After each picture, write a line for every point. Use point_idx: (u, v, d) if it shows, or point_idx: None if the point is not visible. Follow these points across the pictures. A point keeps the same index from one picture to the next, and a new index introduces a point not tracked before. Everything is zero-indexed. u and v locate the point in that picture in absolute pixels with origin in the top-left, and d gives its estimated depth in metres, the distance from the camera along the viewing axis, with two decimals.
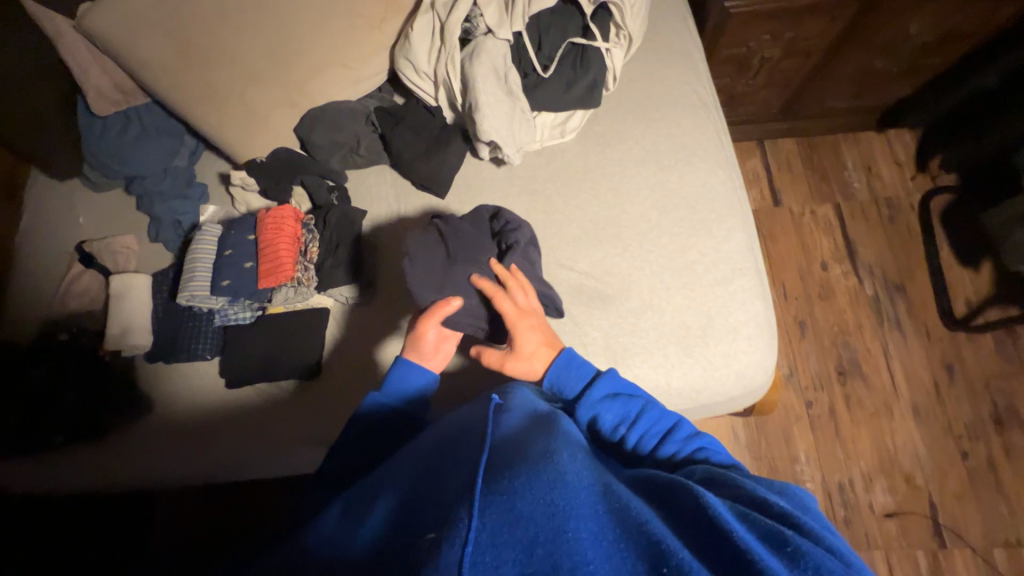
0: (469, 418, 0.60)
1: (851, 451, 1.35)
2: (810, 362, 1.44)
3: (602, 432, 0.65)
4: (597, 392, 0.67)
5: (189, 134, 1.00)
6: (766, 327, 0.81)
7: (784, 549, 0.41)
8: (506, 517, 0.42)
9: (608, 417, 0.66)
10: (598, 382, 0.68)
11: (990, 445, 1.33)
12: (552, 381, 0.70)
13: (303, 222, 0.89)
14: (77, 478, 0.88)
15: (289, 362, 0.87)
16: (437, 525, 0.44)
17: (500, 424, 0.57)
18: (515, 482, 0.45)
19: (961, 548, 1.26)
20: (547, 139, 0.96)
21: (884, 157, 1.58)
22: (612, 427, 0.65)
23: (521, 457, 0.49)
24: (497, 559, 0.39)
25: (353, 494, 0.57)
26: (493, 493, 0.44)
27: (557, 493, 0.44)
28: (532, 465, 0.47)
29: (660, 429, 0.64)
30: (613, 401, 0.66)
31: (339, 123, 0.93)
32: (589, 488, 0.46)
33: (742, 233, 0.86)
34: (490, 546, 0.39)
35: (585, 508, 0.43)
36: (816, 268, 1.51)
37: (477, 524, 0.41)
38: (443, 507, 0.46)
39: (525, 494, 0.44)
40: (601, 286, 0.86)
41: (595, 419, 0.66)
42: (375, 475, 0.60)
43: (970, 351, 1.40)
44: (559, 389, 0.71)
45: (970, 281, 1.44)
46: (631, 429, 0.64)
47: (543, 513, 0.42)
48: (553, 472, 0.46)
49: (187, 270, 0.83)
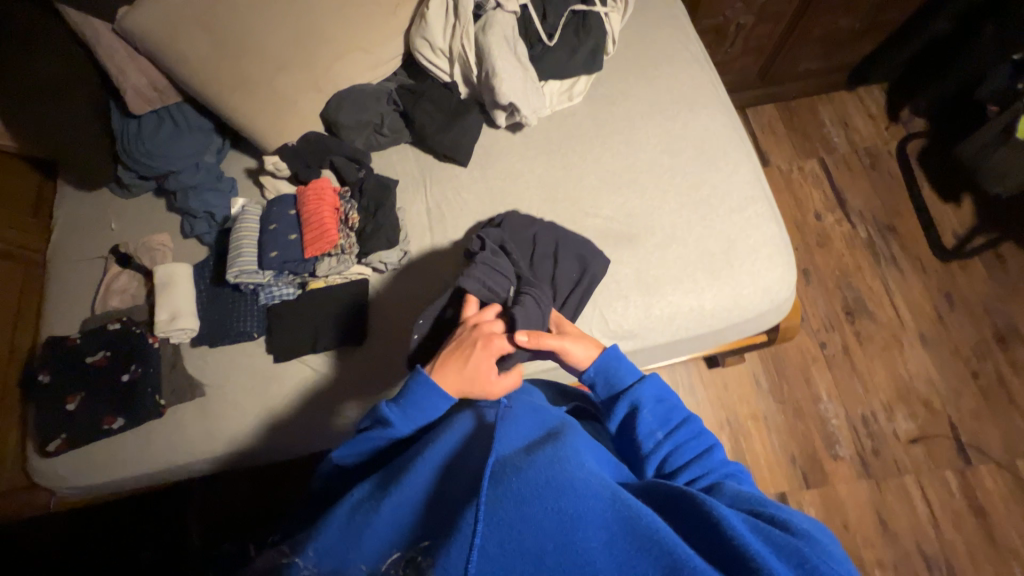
0: (480, 424, 0.60)
1: (869, 385, 1.41)
2: (818, 305, 1.50)
3: (636, 431, 0.68)
4: (643, 393, 0.69)
5: (217, 134, 1.05)
6: (782, 245, 0.87)
7: (800, 566, 0.47)
8: (512, 523, 0.45)
9: (648, 419, 0.68)
10: (645, 383, 0.70)
11: (997, 362, 1.39)
12: (597, 370, 0.71)
13: (340, 195, 0.95)
14: (134, 465, 0.88)
15: (334, 331, 0.90)
16: (442, 527, 0.48)
17: (511, 427, 0.58)
18: (522, 487, 0.47)
19: (987, 463, 1.31)
20: (556, 105, 1.03)
21: (858, 111, 1.69)
22: (649, 431, 0.67)
23: (528, 459, 0.51)
24: (506, 563, 0.44)
25: (376, 483, 0.54)
26: (500, 499, 0.47)
27: (566, 502, 0.46)
28: (544, 467, 0.49)
29: (695, 442, 0.67)
30: (655, 404, 0.69)
31: (364, 103, 0.99)
32: (599, 495, 0.48)
33: (748, 167, 0.93)
34: (496, 554, 0.44)
35: (596, 515, 0.46)
36: (811, 218, 1.59)
37: (483, 530, 0.45)
38: (447, 513, 0.49)
39: (533, 502, 0.46)
40: (625, 228, 0.91)
41: (634, 415, 0.69)
42: (406, 455, 0.59)
43: (965, 278, 1.48)
44: (604, 379, 0.71)
45: (954, 214, 1.54)
46: (666, 437, 0.67)
47: (550, 521, 0.45)
48: (562, 480, 0.48)
49: (233, 247, 0.89)
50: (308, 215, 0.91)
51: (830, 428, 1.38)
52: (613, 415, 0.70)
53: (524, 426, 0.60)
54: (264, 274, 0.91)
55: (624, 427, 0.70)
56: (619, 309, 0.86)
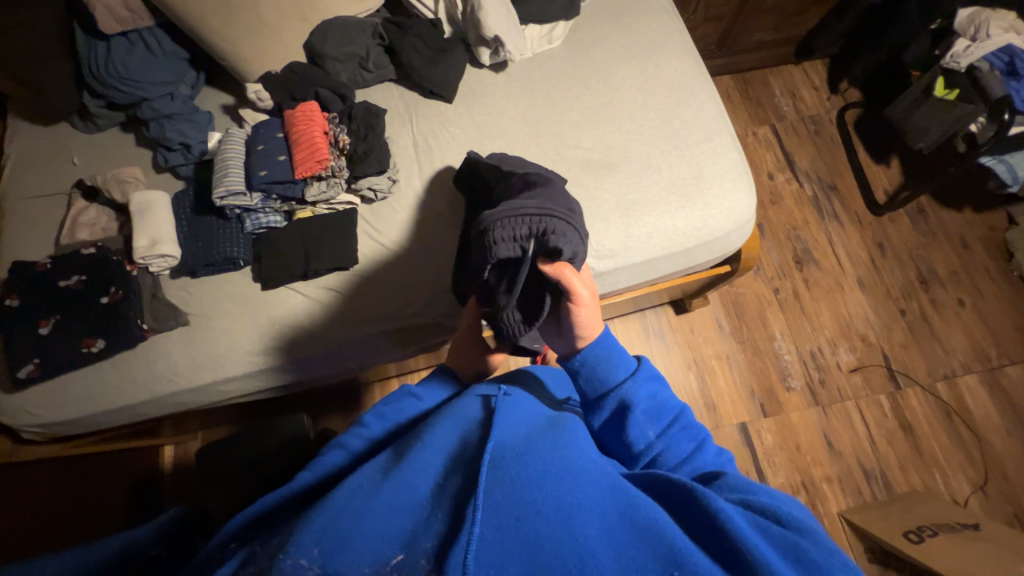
0: (486, 411, 0.62)
1: (816, 324, 1.57)
2: (771, 256, 1.64)
3: (626, 430, 0.66)
4: (637, 394, 0.67)
5: (192, 69, 1.03)
6: (743, 172, 0.97)
7: (799, 560, 0.46)
8: (511, 511, 0.46)
9: (640, 419, 0.66)
10: (635, 379, 0.69)
11: (921, 301, 1.58)
12: (585, 357, 0.70)
13: (328, 119, 0.96)
14: (117, 394, 0.86)
15: (325, 257, 0.90)
16: (445, 522, 0.47)
17: (511, 417, 0.60)
18: (522, 472, 0.50)
19: (914, 387, 1.49)
20: (537, 48, 1.07)
21: (803, 83, 1.85)
22: (640, 431, 0.65)
23: (525, 447, 0.54)
24: (505, 549, 0.43)
25: (391, 456, 0.57)
26: (499, 483, 0.49)
27: (564, 490, 0.48)
28: (544, 457, 0.52)
29: (687, 439, 0.67)
30: (649, 402, 0.68)
31: (350, 37, 1.00)
32: (599, 485, 0.51)
33: (712, 104, 1.02)
34: (495, 540, 0.44)
35: (596, 505, 0.48)
36: (764, 178, 1.74)
37: (482, 516, 0.45)
38: (443, 500, 0.50)
39: (533, 488, 0.48)
40: (604, 158, 0.97)
41: (625, 413, 0.67)
42: (415, 433, 0.61)
43: (894, 229, 1.66)
44: (590, 370, 0.70)
45: (885, 174, 1.72)
46: (657, 437, 0.66)
47: (551, 508, 0.46)
48: (563, 471, 0.51)
49: (220, 169, 0.89)
50: (298, 135, 0.91)
51: (784, 363, 1.52)
52: (603, 411, 0.69)
53: (522, 414, 0.62)
54: (251, 197, 0.90)
55: (613, 426, 0.68)
56: (602, 230, 0.92)
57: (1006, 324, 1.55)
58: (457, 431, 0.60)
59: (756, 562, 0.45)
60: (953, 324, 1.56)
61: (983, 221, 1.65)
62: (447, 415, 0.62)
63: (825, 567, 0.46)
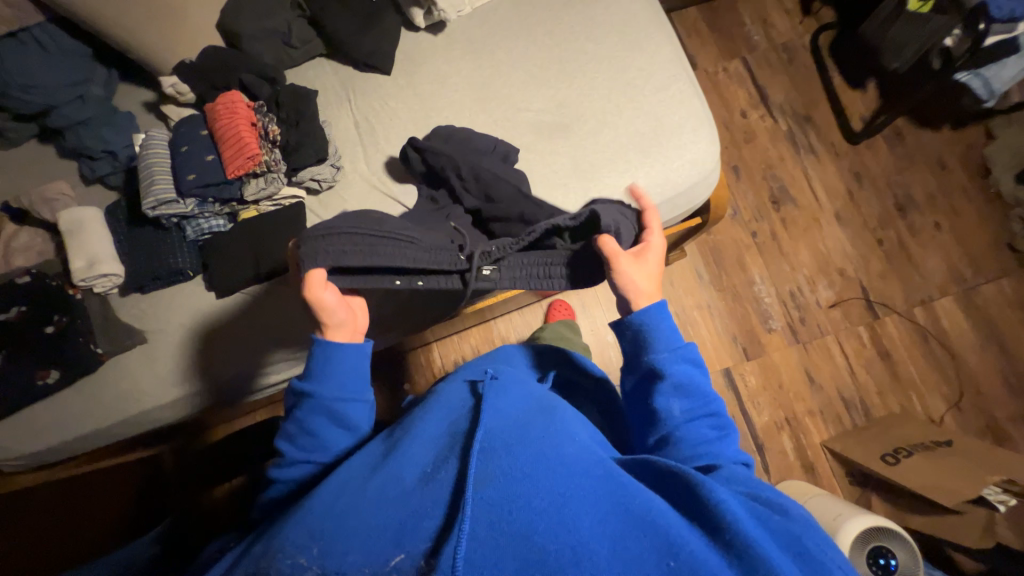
0: (475, 401, 0.62)
1: (794, 263, 1.56)
2: (748, 199, 1.61)
3: (652, 399, 0.66)
4: (677, 365, 0.66)
5: (99, 63, 0.95)
6: (705, 119, 0.92)
7: (801, 555, 0.47)
8: (502, 507, 0.45)
9: (671, 388, 0.65)
10: (676, 350, 0.67)
11: (899, 229, 1.57)
12: (640, 317, 0.68)
13: (255, 110, 0.88)
14: (88, 420, 0.85)
15: (276, 255, 0.86)
16: (442, 518, 0.46)
17: (500, 402, 0.59)
18: (512, 461, 0.49)
19: (892, 315, 1.51)
20: (475, 1, 0.98)
21: (774, 7, 1.74)
22: (666, 401, 0.64)
23: (516, 436, 0.53)
24: (496, 546, 0.42)
25: (383, 450, 0.58)
26: (489, 478, 0.48)
27: (556, 480, 0.48)
28: (538, 447, 0.51)
29: (712, 427, 0.65)
30: (689, 375, 0.66)
31: (266, 10, 0.91)
32: (590, 473, 0.50)
33: (669, 46, 0.95)
34: (487, 539, 0.43)
35: (589, 493, 0.48)
36: (737, 116, 1.67)
37: (472, 512, 0.45)
38: (434, 493, 0.49)
39: (523, 481, 0.47)
40: (558, 118, 0.92)
41: (655, 380, 0.66)
42: (404, 429, 0.62)
43: (871, 156, 1.62)
44: (636, 331, 0.68)
45: (861, 99, 1.66)
46: (682, 413, 0.64)
47: (545, 501, 0.45)
48: (556, 460, 0.50)
49: (144, 177, 0.83)
50: (222, 131, 0.85)
51: (764, 306, 1.53)
52: (635, 373, 0.68)
53: (511, 396, 0.62)
54: (185, 204, 0.85)
55: (640, 393, 0.68)
56: (560, 200, 0.88)
57: (983, 243, 1.55)
58: (444, 423, 0.61)
59: (756, 552, 0.44)
60: (930, 248, 1.55)
61: (960, 138, 1.61)
62: (436, 407, 0.64)
63: (824, 562, 0.47)
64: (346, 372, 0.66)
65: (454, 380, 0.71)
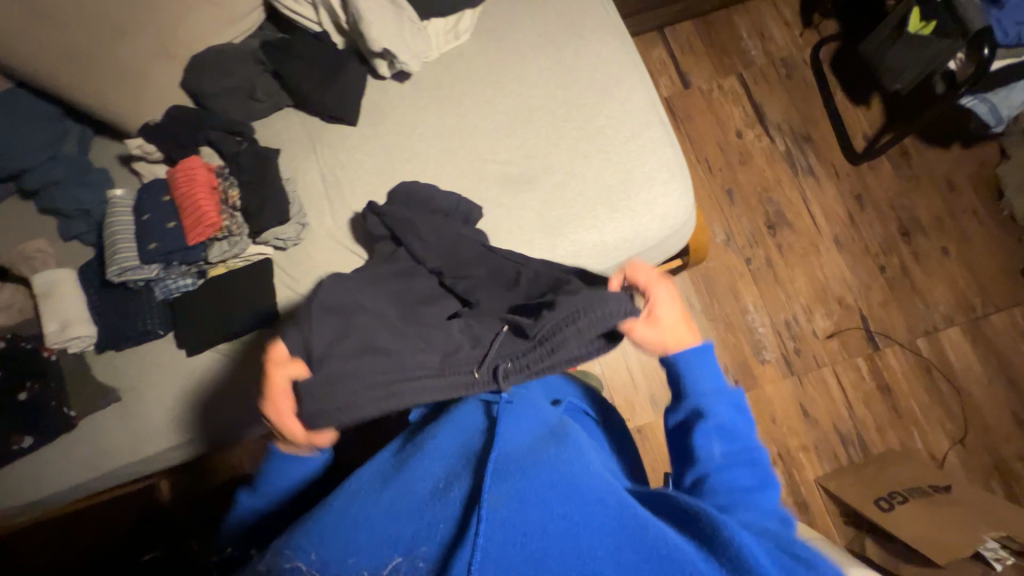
0: (485, 422, 0.64)
1: (790, 291, 1.50)
2: (742, 224, 1.55)
3: (692, 438, 0.62)
4: (721, 406, 0.63)
5: (70, 119, 0.96)
6: (678, 170, 0.88)
7: None
8: (516, 527, 0.50)
9: (711, 430, 0.62)
10: (722, 393, 0.64)
11: (903, 255, 1.50)
12: (681, 360, 0.64)
13: (216, 171, 0.89)
14: (65, 479, 0.86)
15: (242, 316, 0.87)
16: (456, 525, 0.52)
17: (512, 429, 0.60)
18: (525, 484, 0.53)
19: (893, 346, 1.45)
20: (443, 46, 0.96)
21: (773, 20, 1.66)
22: (706, 441, 0.61)
23: (532, 460, 0.55)
24: (505, 561, 0.48)
25: (398, 460, 0.62)
26: (502, 498, 0.51)
27: (570, 507, 0.51)
28: (552, 471, 0.54)
29: (753, 475, 0.60)
30: (732, 419, 0.63)
31: (227, 66, 0.90)
32: (604, 500, 0.52)
33: (642, 91, 0.92)
34: (497, 555, 0.48)
35: (599, 518, 0.51)
36: (733, 136, 1.60)
37: (485, 527, 0.49)
38: (447, 507, 0.53)
39: (535, 504, 0.51)
40: (523, 170, 0.90)
41: (696, 420, 0.63)
42: (414, 447, 0.63)
43: (874, 177, 1.55)
44: (677, 371, 0.64)
45: (864, 116, 1.58)
46: (722, 456, 0.61)
47: (555, 525, 0.50)
48: (568, 484, 0.53)
49: (109, 245, 0.86)
50: (183, 199, 0.86)
51: (757, 336, 1.48)
52: (676, 411, 0.65)
53: (523, 421, 0.62)
54: (150, 269, 0.87)
55: (680, 432, 0.64)
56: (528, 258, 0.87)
57: (993, 270, 1.47)
58: (459, 441, 0.62)
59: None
60: (936, 275, 1.48)
61: (972, 157, 1.53)
62: (447, 424, 0.65)
63: None
64: (296, 465, 0.66)
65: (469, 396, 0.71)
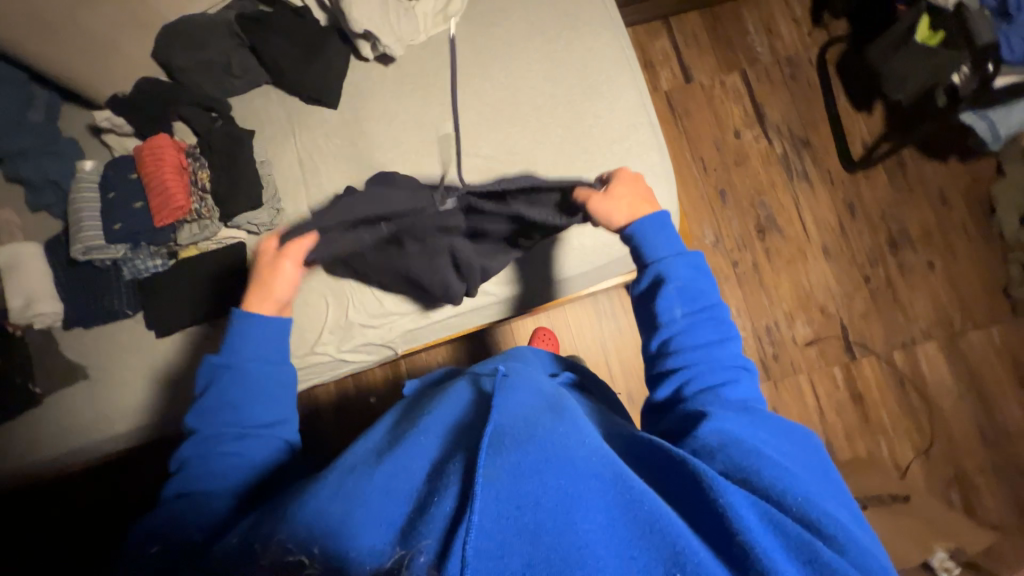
0: (478, 396, 0.57)
1: (774, 297, 1.50)
2: (732, 226, 1.54)
3: (655, 303, 0.63)
4: (681, 270, 0.64)
5: (37, 84, 0.91)
6: (663, 175, 0.86)
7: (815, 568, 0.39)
8: (509, 499, 0.41)
9: (672, 291, 0.63)
10: (682, 255, 0.65)
11: (888, 267, 1.50)
12: (639, 230, 0.67)
13: (185, 151, 0.86)
14: (28, 456, 0.86)
15: (212, 300, 0.86)
16: (451, 503, 0.43)
17: (507, 397, 0.53)
18: (518, 452, 0.44)
19: (869, 357, 1.47)
20: (430, 29, 0.92)
21: (782, 15, 1.61)
22: (668, 306, 0.63)
23: (527, 429, 0.47)
24: (501, 545, 0.39)
25: (388, 439, 0.54)
26: (497, 469, 0.43)
27: (563, 477, 0.42)
28: (546, 437, 0.46)
29: (714, 330, 0.62)
30: (692, 281, 0.64)
31: (202, 41, 0.87)
32: (599, 475, 0.44)
33: (633, 89, 0.89)
34: (491, 532, 0.39)
35: (597, 494, 0.42)
36: (730, 136, 1.57)
37: (479, 505, 0.40)
38: (440, 483, 0.45)
39: (531, 477, 0.42)
40: (505, 167, 0.88)
41: (659, 287, 0.64)
42: (401, 427, 0.57)
43: (868, 187, 1.53)
44: (639, 241, 0.67)
45: (865, 123, 1.55)
46: (685, 315, 0.62)
47: (550, 499, 0.41)
48: (561, 452, 0.45)
49: (73, 223, 0.83)
50: (151, 180, 0.83)
51: None
52: (641, 279, 0.67)
53: (522, 391, 0.55)
54: (117, 249, 0.85)
55: (644, 300, 0.66)
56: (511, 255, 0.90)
57: (976, 287, 1.48)
58: (455, 414, 0.55)
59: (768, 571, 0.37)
60: (919, 289, 1.48)
61: (967, 172, 1.51)
62: (443, 400, 0.58)
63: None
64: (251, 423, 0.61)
65: (467, 377, 0.65)
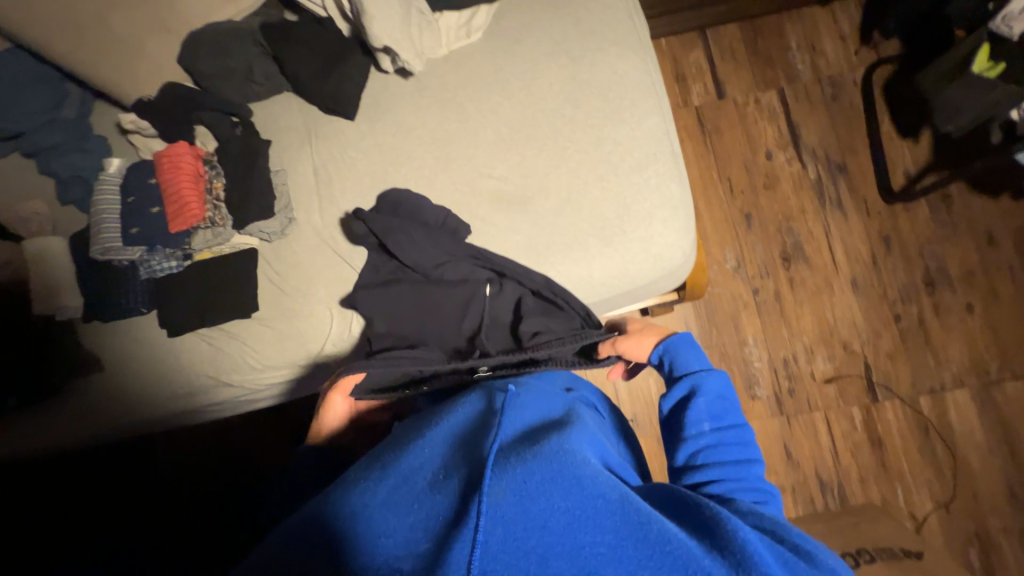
0: (487, 410, 0.57)
1: (794, 328, 1.44)
2: (756, 252, 1.47)
3: (683, 416, 0.63)
4: (711, 385, 0.64)
5: (69, 81, 0.94)
6: (680, 209, 0.83)
7: None
8: (517, 520, 0.43)
9: (701, 407, 0.63)
10: (713, 373, 0.65)
11: (921, 306, 1.41)
12: (666, 350, 0.69)
13: (204, 158, 0.89)
14: (40, 440, 0.88)
15: (218, 306, 0.87)
16: (451, 516, 0.45)
17: (512, 418, 0.55)
18: (524, 473, 0.45)
19: (892, 400, 1.39)
20: (453, 43, 0.90)
21: (829, 32, 1.52)
22: (697, 419, 0.62)
23: (531, 449, 0.48)
24: (508, 562, 0.41)
25: (390, 444, 0.55)
26: (504, 489, 0.44)
27: (573, 501, 0.44)
28: (551, 455, 0.47)
29: (741, 451, 0.60)
30: (720, 402, 0.64)
31: (226, 47, 0.88)
32: (607, 496, 0.44)
33: (656, 117, 0.85)
34: (500, 550, 0.41)
35: (606, 517, 0.43)
36: (761, 156, 1.50)
37: (484, 522, 0.42)
38: (442, 498, 0.46)
39: (537, 498, 0.44)
40: (518, 190, 0.86)
41: (688, 399, 0.64)
42: (409, 431, 0.58)
43: (906, 219, 1.44)
44: (669, 359, 0.69)
45: (909, 152, 1.46)
46: (712, 431, 0.62)
47: (561, 521, 0.43)
48: (568, 469, 0.45)
49: (93, 223, 0.87)
50: (168, 185, 0.87)
51: (752, 370, 1.43)
52: (669, 393, 0.66)
53: (526, 411, 0.58)
54: (133, 250, 0.88)
55: (672, 413, 0.65)
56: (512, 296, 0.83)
57: (1017, 334, 1.38)
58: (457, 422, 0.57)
59: None
60: (953, 332, 1.40)
61: (1018, 211, 1.41)
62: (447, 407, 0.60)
63: None
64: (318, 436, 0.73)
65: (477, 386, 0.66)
